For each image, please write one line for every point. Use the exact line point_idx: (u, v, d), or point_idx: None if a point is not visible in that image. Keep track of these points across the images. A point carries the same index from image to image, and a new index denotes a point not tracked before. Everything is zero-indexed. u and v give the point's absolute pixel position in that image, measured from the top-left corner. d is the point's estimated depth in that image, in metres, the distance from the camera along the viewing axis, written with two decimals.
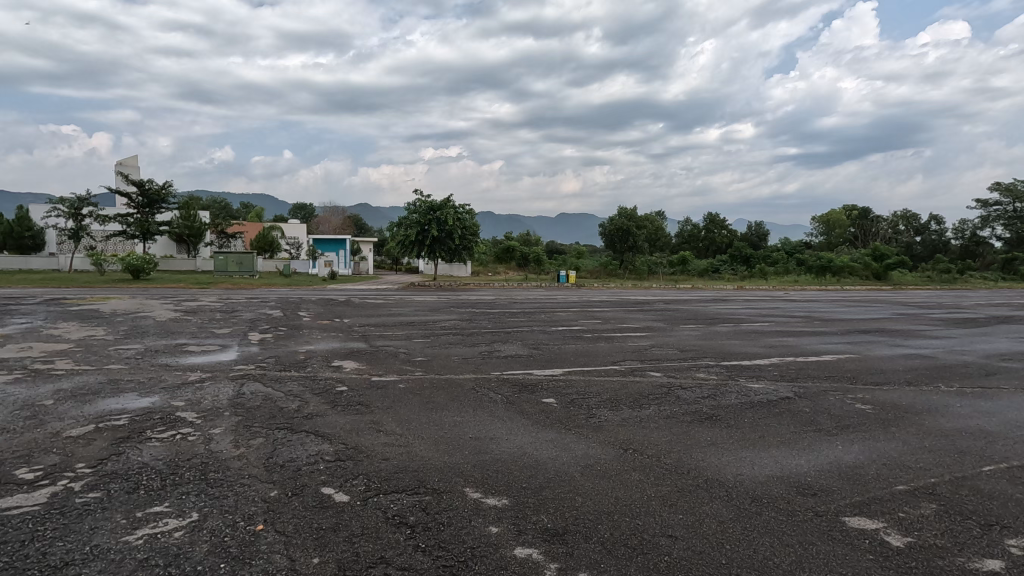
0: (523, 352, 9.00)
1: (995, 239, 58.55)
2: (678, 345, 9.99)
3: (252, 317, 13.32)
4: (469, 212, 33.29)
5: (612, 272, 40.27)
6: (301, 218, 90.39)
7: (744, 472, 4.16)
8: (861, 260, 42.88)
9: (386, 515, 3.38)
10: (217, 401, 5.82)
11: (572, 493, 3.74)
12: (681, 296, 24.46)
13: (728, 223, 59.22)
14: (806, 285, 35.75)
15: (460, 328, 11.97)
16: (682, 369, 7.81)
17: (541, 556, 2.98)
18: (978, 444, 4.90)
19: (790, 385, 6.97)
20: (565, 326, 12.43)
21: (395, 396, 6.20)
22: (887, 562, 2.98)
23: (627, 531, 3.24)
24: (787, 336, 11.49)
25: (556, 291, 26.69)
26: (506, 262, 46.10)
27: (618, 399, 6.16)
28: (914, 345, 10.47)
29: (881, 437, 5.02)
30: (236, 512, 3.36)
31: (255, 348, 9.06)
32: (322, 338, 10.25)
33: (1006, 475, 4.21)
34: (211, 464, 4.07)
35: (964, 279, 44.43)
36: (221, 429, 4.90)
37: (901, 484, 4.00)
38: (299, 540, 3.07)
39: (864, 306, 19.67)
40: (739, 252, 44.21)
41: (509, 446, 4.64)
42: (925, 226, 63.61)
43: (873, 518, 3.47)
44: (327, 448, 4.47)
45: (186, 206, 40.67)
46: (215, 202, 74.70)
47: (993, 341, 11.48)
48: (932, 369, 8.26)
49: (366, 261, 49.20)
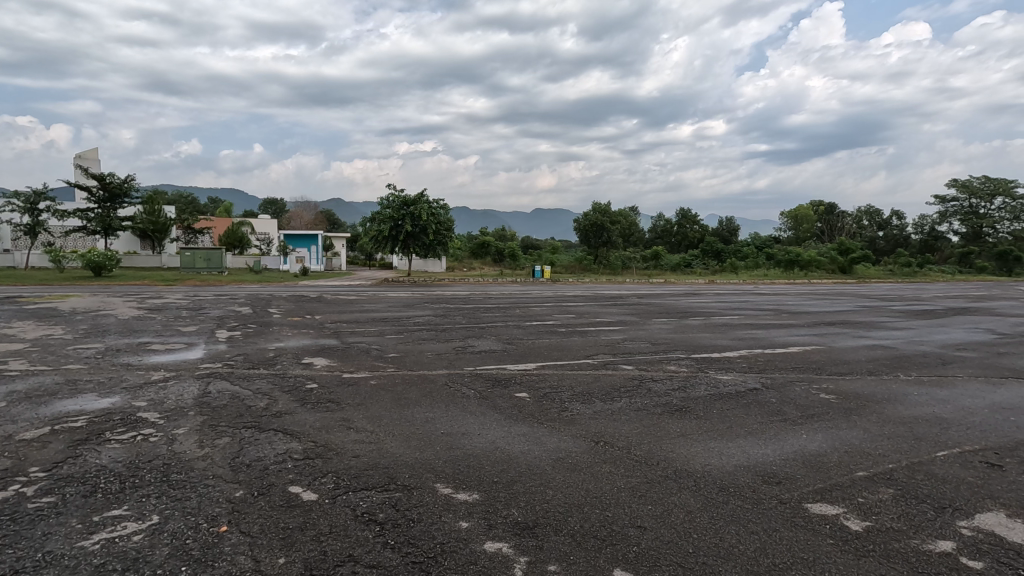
0: (497, 347, 9.01)
1: (952, 234, 61.08)
2: (650, 338, 10.13)
3: (221, 314, 13.01)
4: (443, 207, 33.11)
5: (587, 267, 40.47)
6: (273, 212, 88.89)
7: (712, 463, 4.24)
8: (828, 255, 44.14)
9: (355, 513, 3.34)
10: (181, 400, 5.66)
11: (543, 486, 3.76)
12: (654, 290, 24.72)
13: (699, 219, 60.31)
14: (775, 279, 36.67)
15: (434, 324, 11.90)
16: (654, 363, 7.88)
17: (511, 549, 2.99)
18: (934, 430, 5.10)
19: (758, 376, 7.15)
20: (538, 321, 12.47)
21: (367, 392, 6.12)
22: (847, 546, 3.07)
23: (597, 523, 3.27)
24: (756, 328, 11.74)
25: (532, 287, 26.64)
26: (482, 257, 45.75)
27: (591, 392, 6.23)
28: (876, 337, 10.87)
29: (843, 425, 5.18)
30: (199, 514, 3.27)
31: (222, 347, 8.78)
32: (293, 335, 10.08)
33: (958, 459, 4.39)
34: (173, 465, 3.97)
35: (923, 272, 46.26)
36: (185, 429, 4.77)
37: (862, 470, 4.12)
38: (264, 541, 3.01)
39: (829, 299, 20.23)
40: (710, 247, 45.09)
41: (481, 441, 4.64)
42: (887, 222, 66.03)
43: (834, 504, 3.58)
44: (296, 447, 4.40)
45: (150, 201, 39.46)
46: (182, 198, 72.76)
47: (948, 331, 11.97)
48: (891, 359, 8.57)
49: (339, 257, 48.59)
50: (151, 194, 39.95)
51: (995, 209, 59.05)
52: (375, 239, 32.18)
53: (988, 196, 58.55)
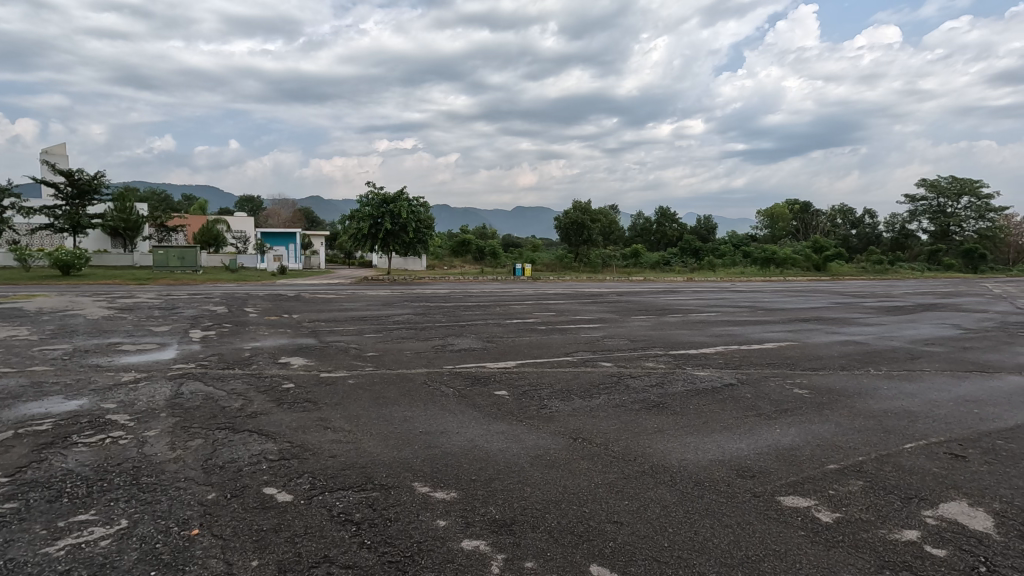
0: (477, 345, 9.00)
1: (921, 232, 62.94)
2: (630, 335, 10.22)
3: (195, 313, 12.77)
4: (423, 204, 32.94)
5: (568, 266, 40.59)
6: (249, 210, 87.22)
7: (688, 458, 4.29)
8: (803, 253, 45.05)
9: (331, 513, 3.31)
10: (152, 401, 5.53)
11: (521, 483, 3.77)
12: (634, 287, 24.91)
13: (678, 217, 61.13)
14: (753, 277, 37.35)
15: (414, 322, 11.87)
16: (633, 360, 7.96)
17: (488, 547, 2.98)
18: (902, 423, 5.24)
19: (734, 371, 7.28)
20: (519, 318, 12.48)
21: (345, 392, 6.06)
22: (817, 537, 3.14)
23: (575, 519, 3.29)
24: (732, 324, 11.97)
25: (513, 285, 26.64)
26: (462, 255, 45.58)
27: (570, 389, 6.25)
28: (848, 332, 11.14)
29: (815, 420, 5.29)
30: (170, 517, 3.21)
31: (195, 347, 8.60)
32: (270, 335, 9.95)
33: (925, 451, 4.52)
34: (144, 468, 3.87)
35: (894, 270, 47.54)
36: (156, 431, 4.67)
37: (832, 463, 4.22)
38: (237, 543, 2.96)
39: (803, 296, 20.63)
40: (689, 246, 45.61)
41: (459, 439, 4.63)
42: (860, 220, 67.73)
43: (806, 496, 3.65)
44: (271, 447, 4.33)
45: (121, 198, 38.51)
46: (155, 195, 71.16)
47: (917, 327, 12.35)
48: (862, 354, 8.80)
49: (317, 256, 48.05)
50: (121, 191, 38.95)
51: (962, 208, 60.83)
52: (354, 237, 31.84)
53: (955, 196, 60.28)
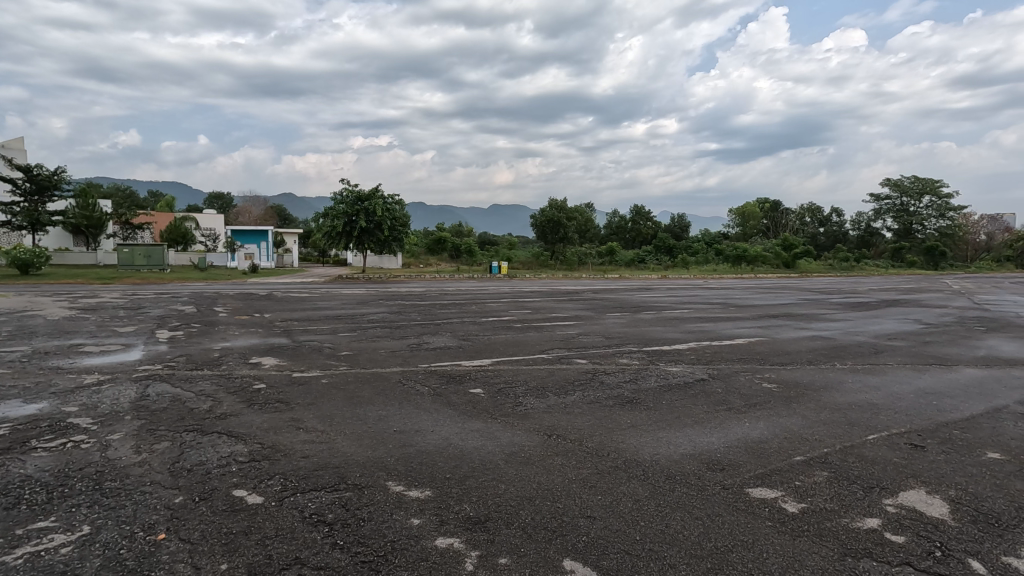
0: (452, 343, 8.97)
1: (885, 230, 64.92)
2: (605, 332, 10.31)
3: (162, 313, 12.43)
4: (398, 202, 32.65)
5: (544, 263, 40.70)
6: (218, 207, 85.18)
7: (660, 452, 4.35)
8: (773, 251, 46.07)
9: (302, 514, 3.27)
10: (117, 404, 5.38)
11: (495, 481, 3.78)
12: (610, 285, 25.14)
13: (653, 216, 61.90)
14: (725, 274, 38.03)
15: (389, 321, 11.76)
16: (607, 356, 8.04)
17: (462, 544, 2.99)
18: (865, 415, 5.41)
19: (705, 367, 7.41)
20: (494, 316, 12.49)
21: (318, 392, 5.99)
22: (784, 527, 3.22)
23: (549, 515, 3.32)
24: (704, 321, 12.21)
25: (489, 283, 26.61)
26: (438, 254, 45.29)
27: (545, 386, 6.29)
28: (817, 328, 11.43)
29: (783, 413, 5.42)
30: (134, 522, 3.12)
31: (162, 348, 8.40)
32: (240, 334, 9.75)
33: (887, 442, 4.67)
34: (107, 473, 3.77)
35: (860, 267, 48.94)
36: (120, 434, 4.54)
37: (799, 455, 4.34)
38: (205, 546, 2.91)
39: (774, 292, 20.99)
40: (663, 244, 46.13)
41: (434, 438, 4.61)
42: (827, 219, 69.53)
43: (773, 488, 3.74)
44: (241, 449, 4.26)
45: (83, 194, 37.27)
46: (120, 191, 69.01)
47: (880, 322, 12.76)
48: (828, 349, 9.04)
49: (290, 254, 47.30)
50: (84, 187, 37.71)
51: (924, 207, 62.90)
52: (328, 235, 31.39)
53: (917, 195, 62.29)
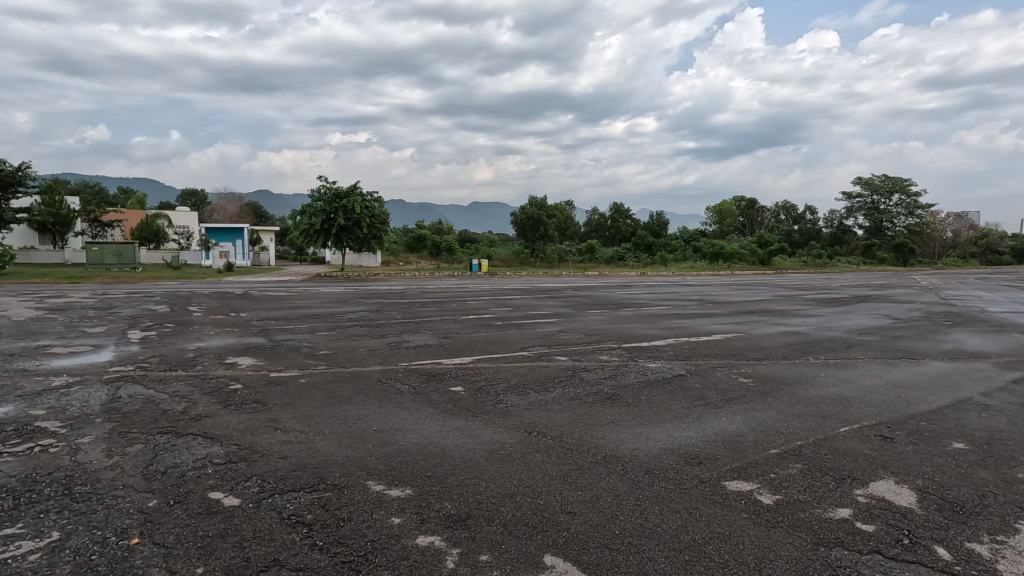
0: (433, 342, 8.94)
1: (856, 228, 66.50)
2: (585, 329, 10.38)
3: (134, 313, 12.14)
4: (378, 200, 32.36)
5: (524, 261, 40.74)
6: (192, 204, 83.30)
7: (639, 447, 4.41)
8: (750, 248, 46.85)
9: (281, 515, 3.23)
10: (87, 407, 5.23)
11: (476, 478, 3.78)
12: (590, 282, 25.31)
13: (632, 213, 62.42)
14: (703, 271, 38.55)
15: (368, 319, 11.66)
16: (587, 353, 8.10)
17: (443, 542, 2.99)
18: (838, 408, 5.55)
19: (683, 363, 7.51)
20: (475, 314, 12.47)
21: (297, 392, 5.91)
22: (759, 519, 3.29)
23: (529, 511, 3.33)
24: (682, 317, 12.38)
25: (469, 280, 26.58)
26: (419, 251, 45.03)
27: (526, 383, 6.31)
28: (791, 323, 11.68)
29: (759, 407, 5.53)
30: (106, 527, 3.05)
31: (134, 348, 8.20)
32: (215, 334, 9.57)
33: (858, 434, 4.80)
34: (77, 477, 3.67)
35: (833, 263, 50.07)
36: (91, 438, 4.42)
37: (774, 448, 4.43)
38: (181, 550, 2.86)
39: (749, 289, 21.35)
40: (642, 241, 46.57)
41: (415, 437, 4.58)
42: (801, 216, 70.92)
43: (749, 481, 3.82)
44: (217, 450, 4.19)
45: (50, 191, 36.13)
46: (88, 187, 67.03)
47: (852, 317, 13.08)
48: (802, 344, 9.24)
49: (267, 252, 46.56)
50: (50, 183, 36.55)
51: (894, 205, 64.57)
52: (306, 233, 30.96)
53: (887, 194, 63.92)
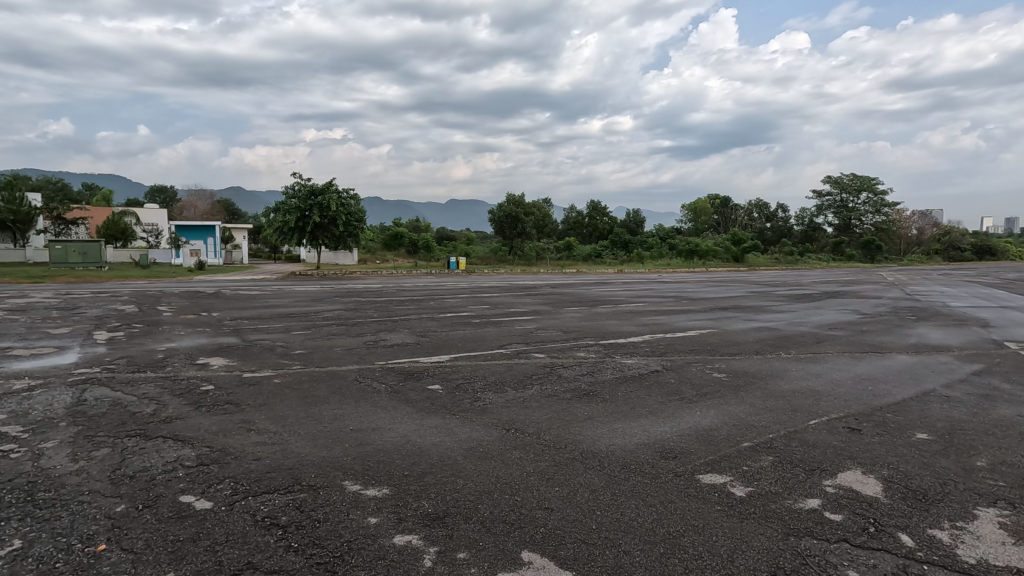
0: (410, 340, 8.90)
1: (826, 225, 68.18)
2: (562, 326, 10.44)
3: (101, 313, 11.77)
4: (354, 197, 31.97)
5: (502, 258, 40.71)
6: (160, 202, 81.09)
7: (616, 442, 4.46)
8: (724, 245, 47.68)
9: (255, 518, 3.18)
10: (50, 411, 5.07)
11: (454, 476, 3.78)
12: (568, 280, 25.39)
13: (609, 211, 62.93)
14: (679, 268, 39.08)
15: (344, 318, 11.53)
16: (565, 350, 8.15)
17: (420, 541, 2.98)
18: (808, 401, 5.69)
19: (659, 358, 7.61)
20: (453, 312, 12.42)
21: (271, 392, 5.82)
22: (732, 511, 3.36)
23: (507, 508, 3.34)
24: (658, 314, 12.54)
25: (448, 279, 26.43)
26: (396, 249, 44.64)
27: (504, 381, 6.32)
28: (763, 319, 11.93)
29: (733, 401, 5.65)
30: (71, 534, 2.96)
31: (101, 349, 7.97)
32: (186, 335, 9.35)
33: (828, 426, 4.93)
34: (41, 483, 3.55)
35: (803, 260, 51.27)
36: (55, 442, 4.29)
37: (746, 441, 4.52)
38: (151, 556, 2.79)
39: (725, 286, 21.64)
40: (619, 238, 46.99)
41: (392, 436, 4.55)
42: (774, 214, 72.37)
43: (722, 474, 3.89)
44: (188, 453, 4.11)
45: (9, 187, 34.80)
46: (50, 184, 64.72)
47: (822, 313, 13.41)
48: (775, 339, 9.44)
49: (240, 250, 45.61)
50: (9, 179, 35.18)
51: (862, 203, 66.31)
52: (280, 231, 30.45)
53: (855, 192, 65.63)
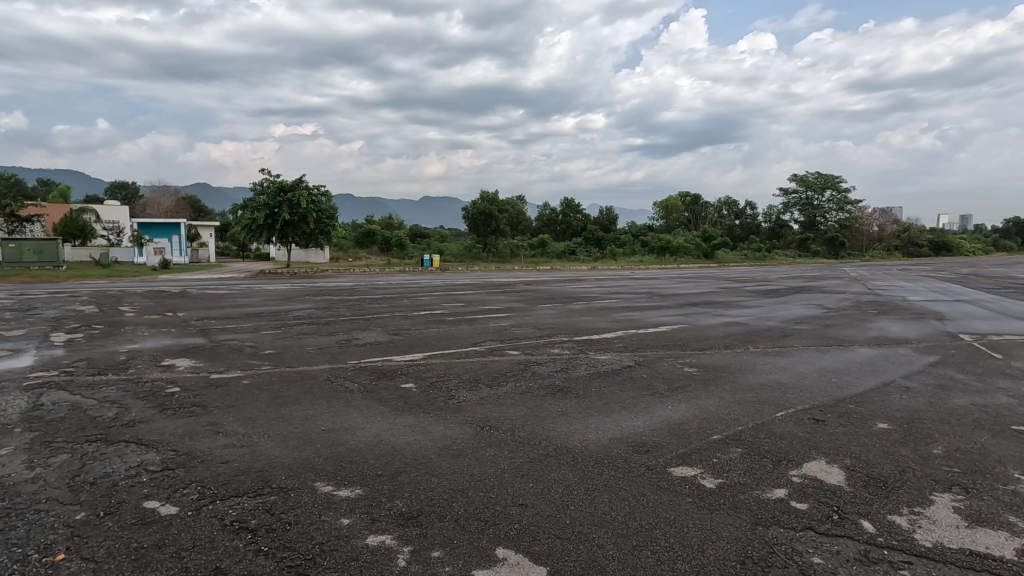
0: (383, 339, 8.81)
1: (793, 222, 69.92)
2: (536, 323, 10.48)
3: (59, 314, 11.34)
4: (324, 194, 31.44)
5: (476, 256, 40.62)
6: (121, 199, 78.39)
7: (590, 438, 4.50)
8: (694, 242, 48.48)
9: (223, 522, 3.10)
10: (4, 416, 4.86)
11: (428, 475, 3.76)
12: (542, 277, 25.45)
13: (582, 208, 63.39)
14: (651, 265, 39.57)
15: (316, 317, 11.37)
16: (538, 346, 8.19)
17: (394, 540, 2.96)
18: (775, 394, 5.84)
19: (632, 354, 7.70)
20: (427, 310, 12.34)
21: (239, 393, 5.69)
22: (703, 502, 3.43)
23: (480, 506, 3.34)
24: (630, 310, 12.70)
25: (421, 276, 26.27)
26: (368, 246, 44.09)
27: (478, 378, 6.31)
28: (732, 314, 12.20)
29: (703, 395, 5.76)
30: (27, 544, 2.85)
31: (59, 351, 7.68)
32: (150, 336, 9.07)
33: (794, 418, 5.07)
34: None
35: (771, 257, 52.49)
36: (9, 449, 4.11)
37: (716, 434, 4.62)
38: (112, 564, 2.71)
39: (695, 282, 22.01)
40: (592, 235, 47.34)
41: (365, 435, 4.50)
42: (742, 212, 73.89)
43: (693, 466, 3.96)
44: (153, 458, 3.98)
45: None
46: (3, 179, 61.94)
47: (788, 307, 13.78)
48: (743, 333, 9.67)
49: (206, 248, 44.43)
50: None
51: (826, 201, 68.15)
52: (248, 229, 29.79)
53: (820, 190, 67.44)
